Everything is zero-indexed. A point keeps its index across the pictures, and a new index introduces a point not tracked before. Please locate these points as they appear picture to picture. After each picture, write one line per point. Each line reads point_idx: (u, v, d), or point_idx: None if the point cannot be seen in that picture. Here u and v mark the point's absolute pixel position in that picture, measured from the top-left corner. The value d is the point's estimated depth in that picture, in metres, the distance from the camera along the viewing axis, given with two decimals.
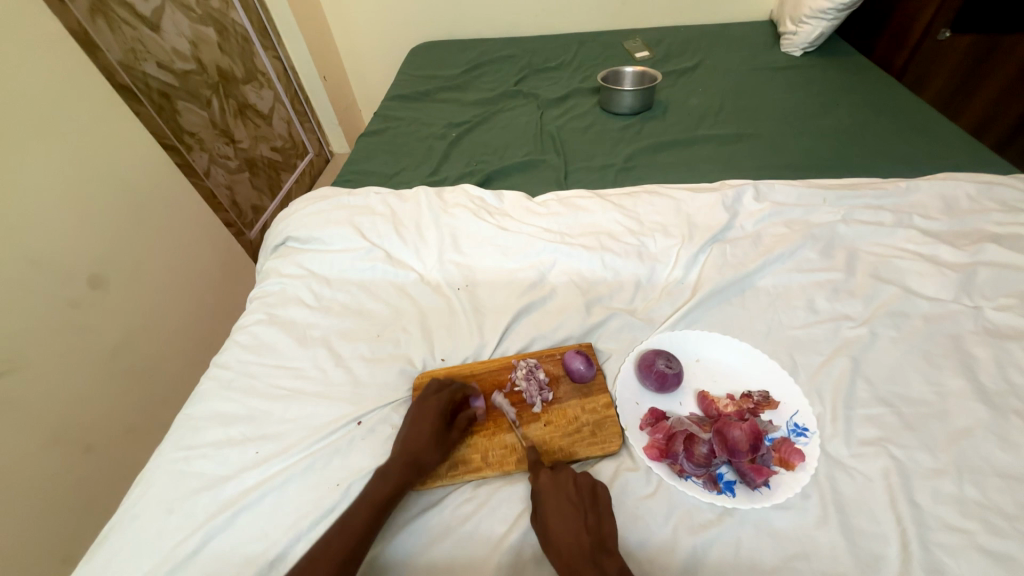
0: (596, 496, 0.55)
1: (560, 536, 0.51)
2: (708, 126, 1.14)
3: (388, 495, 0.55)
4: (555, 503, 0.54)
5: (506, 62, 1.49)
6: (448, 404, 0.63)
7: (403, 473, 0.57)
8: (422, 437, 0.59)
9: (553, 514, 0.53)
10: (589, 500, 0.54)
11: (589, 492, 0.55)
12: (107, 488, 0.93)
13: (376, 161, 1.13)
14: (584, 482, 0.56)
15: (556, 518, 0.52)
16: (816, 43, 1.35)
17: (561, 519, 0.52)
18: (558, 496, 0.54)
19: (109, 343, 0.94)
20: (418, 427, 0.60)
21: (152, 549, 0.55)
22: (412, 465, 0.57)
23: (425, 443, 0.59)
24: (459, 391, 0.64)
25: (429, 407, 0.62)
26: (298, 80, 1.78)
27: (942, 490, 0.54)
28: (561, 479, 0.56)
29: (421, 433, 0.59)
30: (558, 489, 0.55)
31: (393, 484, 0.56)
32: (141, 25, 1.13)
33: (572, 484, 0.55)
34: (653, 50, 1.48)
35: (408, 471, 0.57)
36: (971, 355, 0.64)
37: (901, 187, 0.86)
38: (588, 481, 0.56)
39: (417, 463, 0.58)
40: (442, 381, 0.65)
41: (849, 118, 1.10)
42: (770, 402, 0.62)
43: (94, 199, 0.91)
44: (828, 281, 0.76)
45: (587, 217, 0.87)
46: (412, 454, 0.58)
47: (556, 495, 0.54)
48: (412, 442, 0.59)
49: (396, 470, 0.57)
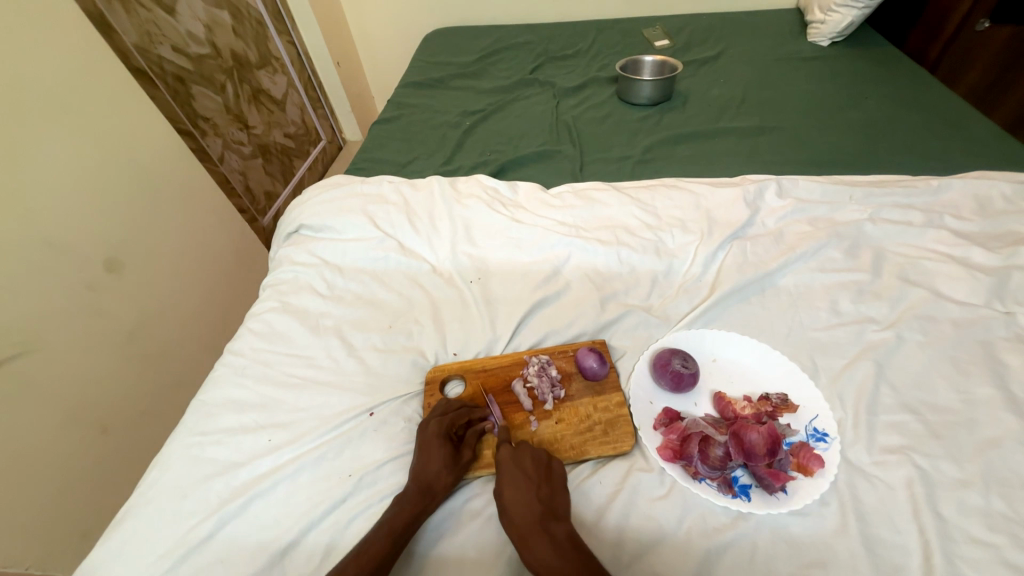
0: (550, 470, 0.56)
1: (512, 504, 0.53)
2: (730, 118, 1.11)
3: (404, 524, 0.53)
4: (509, 475, 0.55)
5: (522, 49, 1.46)
6: (450, 428, 0.60)
7: (418, 500, 0.54)
8: (433, 462, 0.57)
9: (506, 484, 0.54)
10: (543, 473, 0.55)
11: (543, 465, 0.56)
12: (124, 469, 0.95)
13: (389, 149, 1.12)
14: (540, 456, 0.57)
15: (509, 488, 0.54)
16: (844, 33, 1.30)
17: (514, 490, 0.54)
18: (513, 469, 0.56)
19: (124, 327, 0.95)
20: (427, 452, 0.58)
21: (168, 533, 0.56)
22: (426, 491, 0.55)
23: (437, 468, 0.56)
24: (462, 415, 0.62)
25: (433, 430, 0.59)
26: (311, 65, 1.76)
27: (967, 503, 0.52)
28: (518, 453, 0.57)
29: (431, 458, 0.57)
30: (514, 462, 0.56)
31: (408, 512, 0.54)
32: (156, 8, 1.12)
33: (529, 458, 0.56)
34: (674, 38, 1.44)
35: (423, 498, 0.55)
36: (1002, 363, 0.62)
37: (933, 185, 0.82)
38: (544, 456, 0.57)
39: (432, 490, 0.55)
40: (447, 403, 0.63)
41: (878, 111, 1.06)
42: (788, 405, 0.60)
43: (111, 184, 0.92)
44: (852, 282, 0.73)
45: (603, 211, 0.86)
46: (425, 481, 0.56)
47: (511, 468, 0.56)
48: (423, 468, 0.56)
49: (411, 499, 0.55)
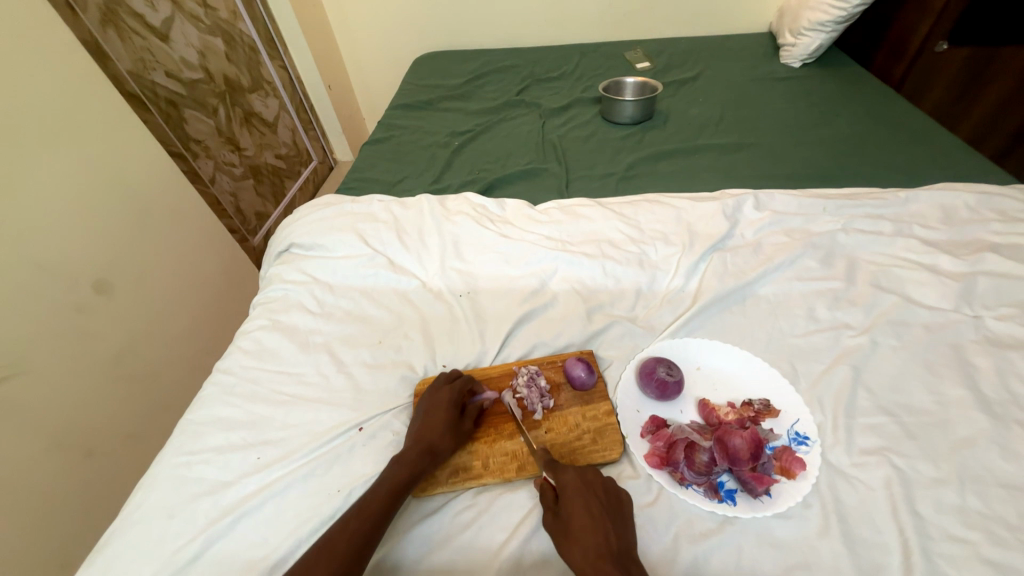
0: (621, 503, 0.54)
1: (584, 534, 0.50)
2: (709, 136, 1.15)
3: (404, 481, 0.56)
4: (580, 501, 0.53)
5: (509, 72, 1.52)
6: (460, 395, 0.64)
7: (419, 458, 0.58)
8: (437, 425, 0.61)
9: (579, 511, 0.52)
10: (614, 507, 0.53)
11: (614, 497, 0.54)
12: (108, 493, 0.93)
13: (380, 168, 1.14)
14: (610, 487, 0.55)
15: (579, 514, 0.52)
16: (814, 55, 1.37)
17: (587, 518, 0.51)
18: (585, 494, 0.53)
19: (111, 348, 0.94)
20: (432, 415, 0.61)
21: (153, 554, 0.55)
22: (428, 452, 0.59)
23: (440, 430, 0.60)
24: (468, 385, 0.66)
25: (443, 396, 0.63)
26: (303, 89, 1.80)
27: (944, 501, 0.53)
28: (587, 477, 0.55)
29: (435, 421, 0.61)
30: (587, 489, 0.54)
31: (408, 470, 0.57)
32: (150, 36, 1.15)
33: (599, 486, 0.55)
34: (654, 61, 1.50)
35: (424, 459, 0.58)
36: (972, 365, 0.64)
37: (900, 197, 0.86)
38: (614, 487, 0.55)
39: (434, 450, 0.59)
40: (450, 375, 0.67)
41: (849, 128, 1.11)
42: (770, 410, 0.62)
43: (102, 205, 0.93)
44: (828, 290, 0.76)
45: (588, 226, 0.88)
46: (426, 442, 0.59)
47: (582, 494, 0.53)
48: (425, 430, 0.60)
49: (413, 459, 0.58)
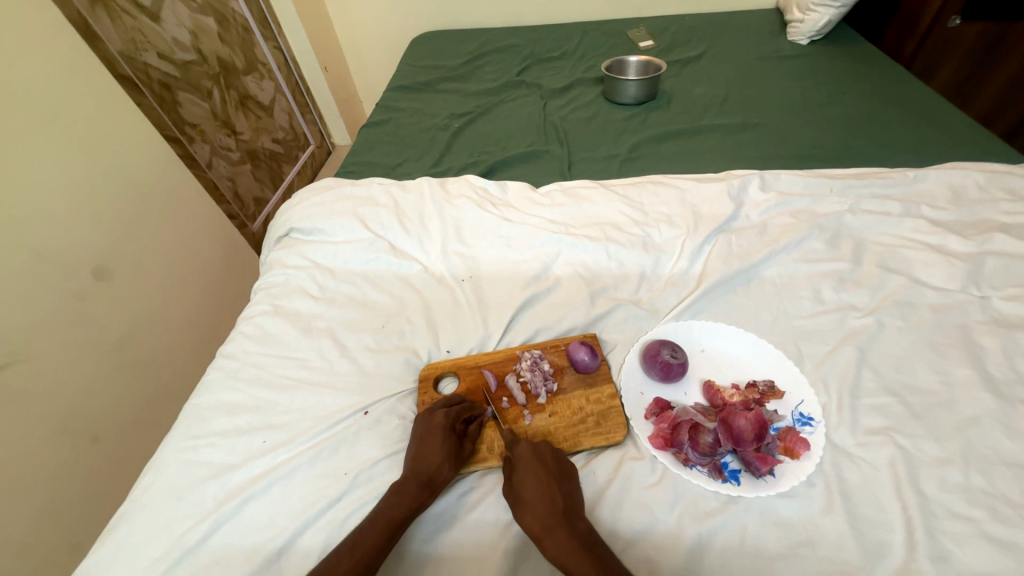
0: (570, 466, 0.57)
1: (534, 499, 0.53)
2: (714, 116, 1.13)
3: (404, 516, 0.53)
4: (530, 469, 0.56)
5: (509, 51, 1.48)
6: (455, 420, 0.61)
7: (418, 492, 0.55)
8: (434, 456, 0.57)
9: (529, 478, 0.55)
10: (563, 470, 0.56)
11: (563, 462, 0.57)
12: (115, 477, 0.95)
13: (378, 152, 1.12)
14: (560, 454, 0.58)
15: (529, 480, 0.55)
16: (823, 31, 1.33)
17: (536, 484, 0.54)
18: (534, 462, 0.56)
19: (114, 334, 0.94)
20: (429, 445, 0.58)
21: (164, 535, 0.56)
22: (427, 485, 0.55)
23: (439, 460, 0.57)
24: (466, 409, 0.63)
25: (437, 422, 0.60)
26: (299, 71, 1.76)
27: (948, 479, 0.54)
28: (538, 447, 0.58)
29: (432, 452, 0.57)
30: (536, 458, 0.57)
31: (407, 505, 0.54)
32: (141, 15, 1.12)
33: (549, 455, 0.57)
34: (658, 39, 1.47)
35: (424, 493, 0.55)
36: (979, 346, 0.64)
37: (909, 176, 0.85)
38: (564, 453, 0.58)
39: (432, 484, 0.56)
40: (448, 398, 0.64)
41: (857, 107, 1.09)
42: (775, 391, 0.62)
43: (99, 192, 0.91)
44: (834, 271, 0.75)
45: (592, 209, 0.87)
46: (424, 474, 0.56)
47: (532, 462, 0.56)
48: (423, 461, 0.57)
49: (412, 493, 0.55)
